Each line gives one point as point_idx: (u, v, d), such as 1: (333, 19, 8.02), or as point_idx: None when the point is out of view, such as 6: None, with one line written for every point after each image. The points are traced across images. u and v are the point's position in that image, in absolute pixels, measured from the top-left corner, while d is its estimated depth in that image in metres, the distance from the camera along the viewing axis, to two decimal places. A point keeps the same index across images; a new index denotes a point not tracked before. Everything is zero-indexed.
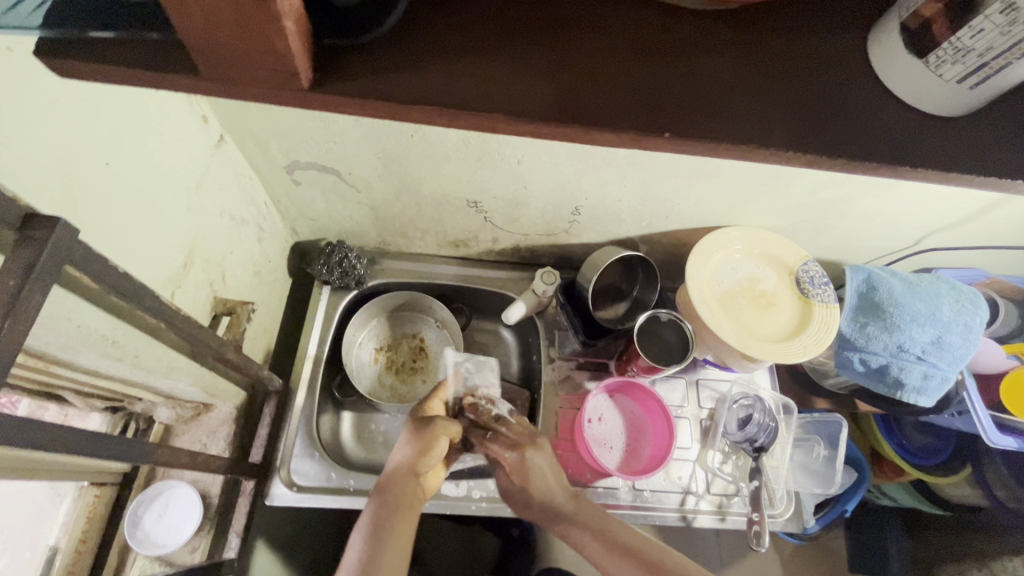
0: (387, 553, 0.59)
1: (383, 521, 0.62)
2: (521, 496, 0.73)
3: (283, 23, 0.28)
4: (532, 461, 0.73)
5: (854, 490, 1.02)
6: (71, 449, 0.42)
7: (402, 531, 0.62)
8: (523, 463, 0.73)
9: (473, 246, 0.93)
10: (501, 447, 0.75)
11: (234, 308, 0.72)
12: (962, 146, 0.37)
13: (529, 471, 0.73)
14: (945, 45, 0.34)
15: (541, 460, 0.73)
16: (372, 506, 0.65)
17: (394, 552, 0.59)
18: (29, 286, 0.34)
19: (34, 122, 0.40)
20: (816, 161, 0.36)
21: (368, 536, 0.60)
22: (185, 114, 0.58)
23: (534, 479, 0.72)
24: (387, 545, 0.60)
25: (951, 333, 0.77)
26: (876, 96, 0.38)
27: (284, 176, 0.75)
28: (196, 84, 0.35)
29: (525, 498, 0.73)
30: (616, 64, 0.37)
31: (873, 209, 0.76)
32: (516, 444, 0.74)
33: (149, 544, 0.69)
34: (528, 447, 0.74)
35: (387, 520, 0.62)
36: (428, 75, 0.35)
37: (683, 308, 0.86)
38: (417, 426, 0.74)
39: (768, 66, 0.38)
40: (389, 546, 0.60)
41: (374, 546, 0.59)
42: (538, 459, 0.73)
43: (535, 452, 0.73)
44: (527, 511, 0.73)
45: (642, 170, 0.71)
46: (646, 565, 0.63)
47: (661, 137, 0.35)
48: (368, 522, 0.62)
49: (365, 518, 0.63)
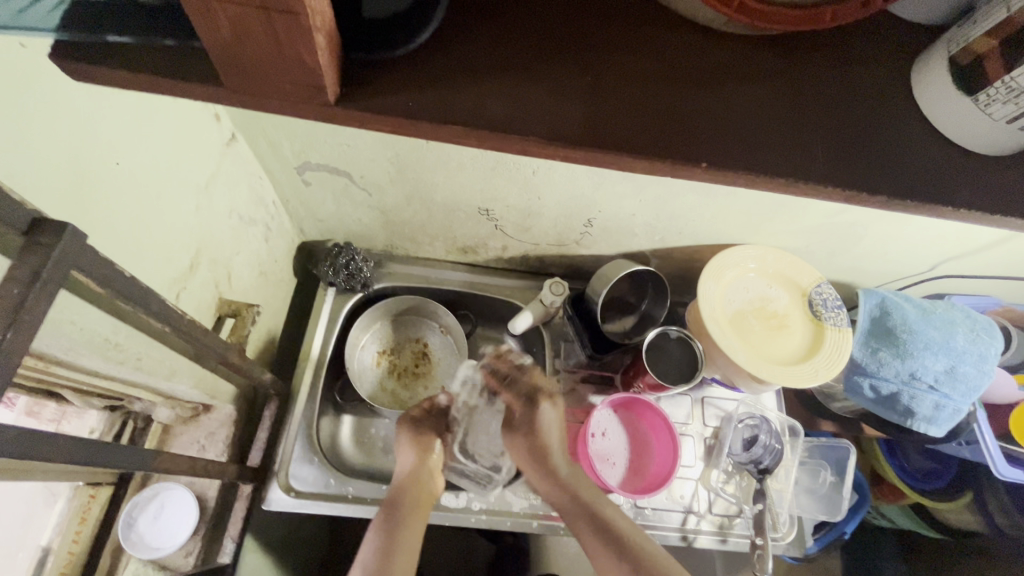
0: (402, 558, 0.61)
1: (396, 517, 0.65)
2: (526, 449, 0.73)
3: (313, 37, 0.27)
4: (543, 413, 0.73)
5: (853, 513, 1.01)
6: (67, 460, 0.41)
7: (411, 529, 0.64)
8: (535, 412, 0.73)
9: (482, 252, 0.92)
10: (514, 394, 0.76)
11: (240, 310, 0.71)
12: (993, 186, 0.37)
13: (541, 424, 0.73)
14: (997, 85, 0.33)
15: (553, 413, 0.73)
16: (382, 513, 0.66)
17: (407, 550, 0.62)
18: (34, 297, 0.33)
19: (45, 130, 0.40)
20: (854, 198, 0.35)
21: (382, 535, 0.63)
22: (198, 115, 0.57)
23: (543, 430, 0.72)
24: (399, 548, 0.62)
25: (965, 363, 0.76)
26: (916, 131, 0.38)
27: (294, 177, 0.73)
28: (219, 93, 0.34)
29: (531, 452, 0.72)
30: (649, 90, 0.35)
31: (891, 234, 0.75)
32: (531, 393, 0.75)
33: (143, 547, 0.67)
34: (542, 398, 0.74)
35: (397, 521, 0.64)
36: (457, 94, 0.34)
37: (693, 325, 0.85)
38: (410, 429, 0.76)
39: (803, 95, 0.37)
40: (403, 549, 0.62)
41: (388, 548, 0.61)
42: (551, 415, 0.74)
43: (548, 405, 0.73)
44: (531, 462, 0.72)
45: (658, 186, 0.70)
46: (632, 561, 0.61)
47: (698, 167, 0.34)
48: (383, 520, 0.65)
49: (377, 527, 0.64)
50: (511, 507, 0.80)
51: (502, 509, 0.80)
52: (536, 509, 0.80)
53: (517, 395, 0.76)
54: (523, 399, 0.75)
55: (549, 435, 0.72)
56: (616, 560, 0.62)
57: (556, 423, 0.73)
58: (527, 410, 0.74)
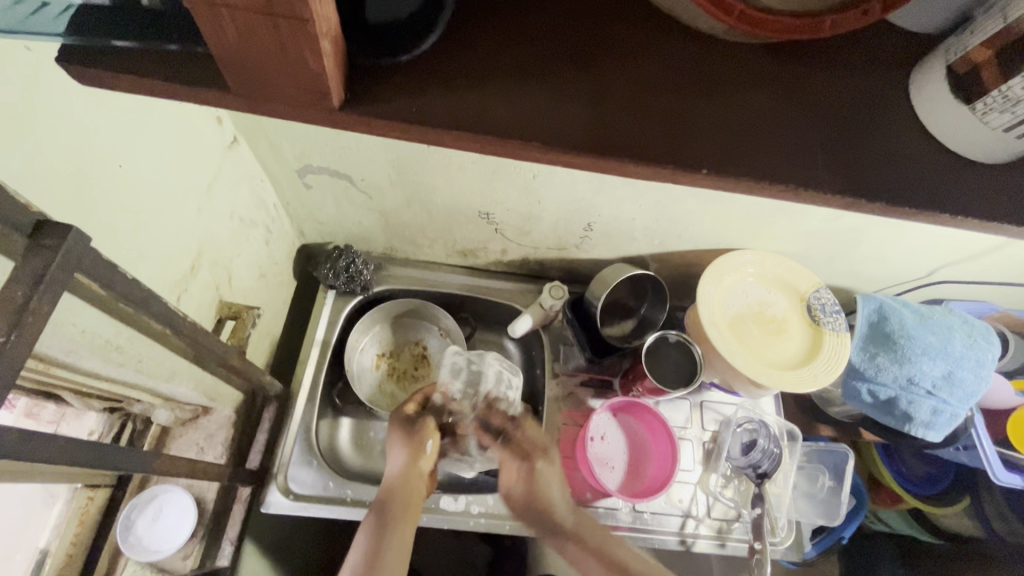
0: (391, 565, 0.60)
1: (386, 521, 0.64)
2: (525, 497, 0.74)
3: (319, 43, 0.28)
4: (542, 472, 0.74)
5: (851, 518, 1.02)
6: (67, 461, 0.41)
7: (401, 534, 0.63)
8: (534, 472, 0.74)
9: (482, 256, 0.92)
10: (511, 453, 0.75)
11: (240, 312, 0.71)
12: (988, 193, 0.37)
13: (540, 481, 0.74)
14: (994, 93, 0.34)
15: (550, 472, 0.75)
16: (373, 514, 0.65)
17: (397, 556, 0.61)
18: (37, 299, 0.33)
19: (49, 133, 0.40)
20: (852, 203, 0.36)
21: (372, 538, 0.62)
22: (200, 118, 0.57)
23: (544, 487, 0.74)
24: (388, 553, 0.61)
25: (963, 369, 0.76)
26: (913, 138, 0.38)
27: (295, 180, 0.74)
28: (223, 98, 0.35)
29: (530, 503, 0.74)
30: (650, 96, 0.36)
31: (890, 240, 0.75)
32: (529, 454, 0.75)
33: (141, 549, 0.67)
34: (540, 458, 0.75)
35: (388, 524, 0.63)
36: (460, 99, 0.34)
37: (692, 329, 0.86)
38: (405, 430, 0.72)
39: (801, 102, 0.37)
40: (392, 554, 0.61)
41: (376, 553, 0.60)
42: (549, 472, 0.76)
43: (545, 464, 0.75)
44: (530, 515, 0.74)
45: (658, 191, 0.70)
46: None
47: (698, 173, 0.34)
48: (373, 523, 0.64)
49: (367, 528, 0.63)
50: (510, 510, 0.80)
51: (501, 513, 0.80)
52: None
53: (514, 453, 0.75)
54: (522, 461, 0.75)
55: (550, 491, 0.74)
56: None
57: (555, 479, 0.75)
58: (525, 467, 0.75)
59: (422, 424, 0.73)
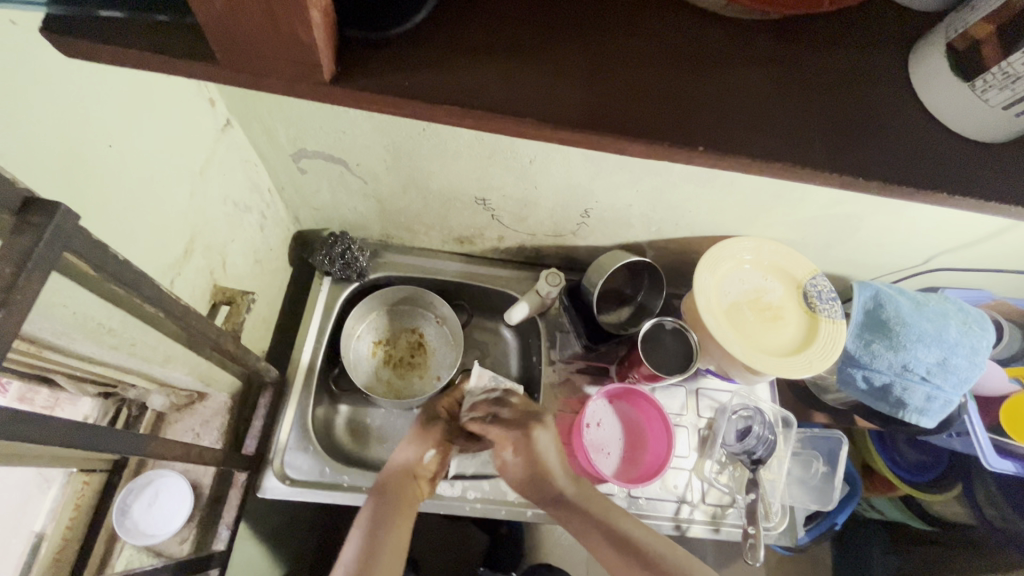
0: (388, 554, 0.60)
1: (384, 513, 0.63)
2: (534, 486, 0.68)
3: (310, 13, 0.27)
4: (539, 440, 0.68)
5: (844, 504, 1.03)
6: (60, 443, 0.41)
7: (399, 526, 0.63)
8: (530, 444, 0.68)
9: (478, 243, 0.92)
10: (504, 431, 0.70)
11: (234, 298, 0.70)
12: (985, 174, 0.37)
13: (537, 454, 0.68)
14: (993, 70, 0.34)
15: (547, 438, 0.69)
16: (372, 502, 0.65)
17: (394, 546, 0.61)
18: (25, 277, 0.32)
19: (34, 111, 0.39)
20: (850, 183, 0.35)
21: (368, 530, 0.61)
22: (192, 98, 0.56)
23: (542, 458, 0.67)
24: (384, 546, 0.60)
25: (957, 355, 0.76)
26: (912, 118, 0.38)
27: (290, 164, 0.73)
28: (215, 72, 0.34)
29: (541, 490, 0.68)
30: (647, 72, 0.35)
31: (888, 226, 0.75)
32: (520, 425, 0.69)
33: (137, 533, 0.68)
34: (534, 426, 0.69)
35: (387, 515, 0.63)
36: (456, 75, 0.34)
37: (688, 315, 0.86)
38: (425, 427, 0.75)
39: (799, 79, 0.37)
40: (389, 544, 0.61)
41: (372, 543, 0.60)
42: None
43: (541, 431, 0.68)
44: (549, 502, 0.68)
45: (656, 176, 0.69)
46: (645, 562, 0.61)
47: (696, 151, 0.34)
48: (372, 512, 0.64)
49: (365, 515, 0.64)
50: (506, 496, 0.80)
51: (497, 498, 0.80)
52: (531, 498, 0.80)
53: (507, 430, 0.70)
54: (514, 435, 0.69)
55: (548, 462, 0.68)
56: (632, 567, 0.62)
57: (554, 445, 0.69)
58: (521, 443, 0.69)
59: (435, 425, 0.75)
